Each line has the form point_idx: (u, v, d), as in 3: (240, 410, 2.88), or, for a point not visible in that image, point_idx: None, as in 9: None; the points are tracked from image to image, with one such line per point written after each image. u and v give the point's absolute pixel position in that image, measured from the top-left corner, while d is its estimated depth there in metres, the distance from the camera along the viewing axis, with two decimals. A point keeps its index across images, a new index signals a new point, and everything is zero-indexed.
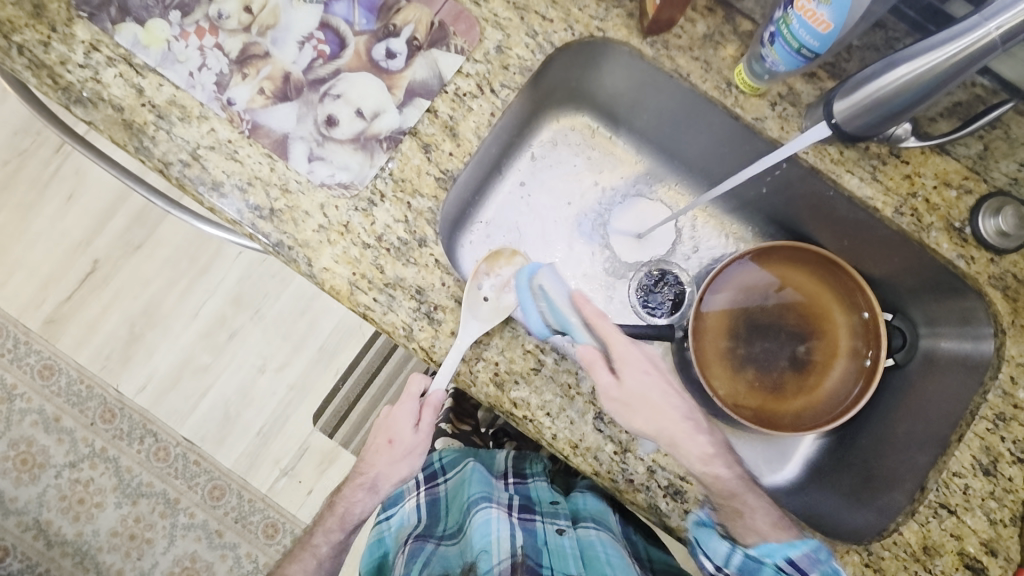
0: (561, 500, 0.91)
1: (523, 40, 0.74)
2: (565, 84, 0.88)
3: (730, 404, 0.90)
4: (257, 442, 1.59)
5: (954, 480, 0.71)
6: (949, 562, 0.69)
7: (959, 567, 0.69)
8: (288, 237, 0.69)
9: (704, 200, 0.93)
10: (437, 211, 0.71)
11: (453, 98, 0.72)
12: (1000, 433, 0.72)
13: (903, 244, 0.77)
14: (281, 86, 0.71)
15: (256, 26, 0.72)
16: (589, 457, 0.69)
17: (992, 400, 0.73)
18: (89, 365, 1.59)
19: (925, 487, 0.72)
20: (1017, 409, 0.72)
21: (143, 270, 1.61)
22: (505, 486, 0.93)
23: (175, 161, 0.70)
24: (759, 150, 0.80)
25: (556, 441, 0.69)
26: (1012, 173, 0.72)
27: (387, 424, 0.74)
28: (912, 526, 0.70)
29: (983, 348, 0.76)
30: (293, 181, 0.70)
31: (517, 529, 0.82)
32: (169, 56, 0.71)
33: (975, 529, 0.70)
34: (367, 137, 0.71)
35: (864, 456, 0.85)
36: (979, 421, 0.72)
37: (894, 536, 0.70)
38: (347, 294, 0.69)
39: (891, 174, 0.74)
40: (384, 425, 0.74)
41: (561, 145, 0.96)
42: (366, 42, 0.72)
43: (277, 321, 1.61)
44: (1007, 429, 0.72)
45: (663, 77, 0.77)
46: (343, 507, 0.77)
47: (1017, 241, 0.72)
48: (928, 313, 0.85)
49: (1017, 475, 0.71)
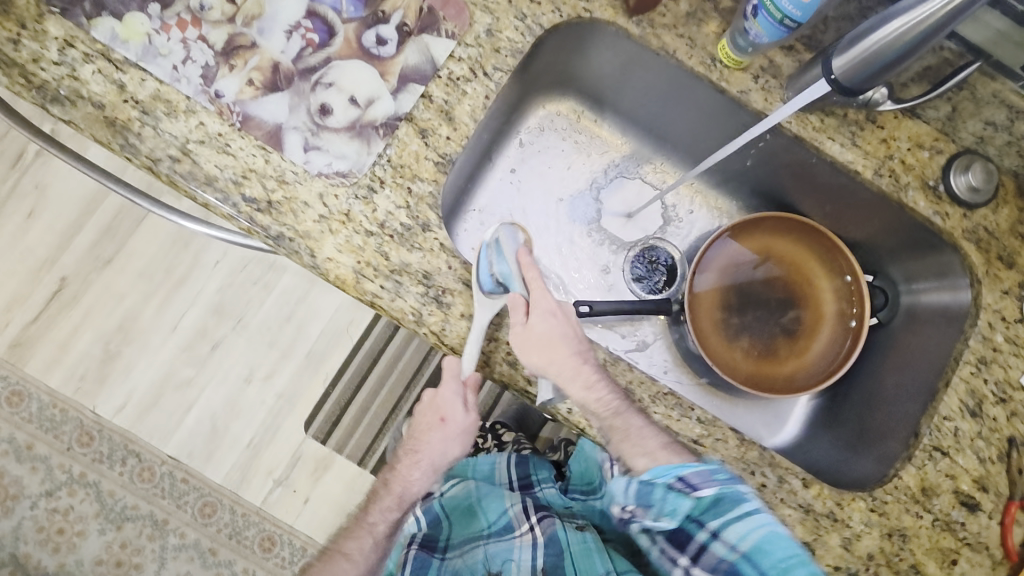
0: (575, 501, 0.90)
1: (513, 23, 0.75)
2: (553, 68, 0.89)
3: (728, 371, 0.93)
4: (247, 454, 1.55)
5: (945, 423, 0.75)
6: (946, 501, 0.73)
7: (955, 505, 0.73)
8: (288, 229, 0.68)
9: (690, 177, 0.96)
10: (438, 195, 0.71)
11: (447, 82, 0.73)
12: (983, 375, 0.76)
13: (883, 206, 0.82)
14: (271, 76, 0.70)
15: (240, 17, 0.71)
16: (600, 430, 0.71)
17: (974, 345, 0.77)
18: (61, 388, 1.53)
19: (919, 432, 0.76)
20: (996, 351, 0.77)
21: (116, 284, 1.56)
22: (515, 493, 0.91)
23: (164, 157, 0.68)
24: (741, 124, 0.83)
25: (571, 414, 0.71)
26: (978, 132, 0.77)
27: (436, 405, 0.82)
28: (910, 470, 0.74)
29: (961, 298, 0.80)
30: (289, 172, 0.69)
31: (539, 545, 0.82)
32: (151, 49, 0.68)
33: (967, 468, 0.74)
34: (363, 124, 0.70)
35: (856, 411, 0.89)
36: (963, 365, 0.76)
37: (894, 481, 0.74)
38: (353, 283, 0.69)
39: (869, 138, 0.78)
40: (433, 405, 0.83)
41: (548, 130, 0.97)
42: (355, 29, 0.72)
43: (260, 329, 1.58)
44: (988, 372, 0.76)
45: (650, 54, 0.80)
46: (401, 488, 0.88)
47: (985, 196, 0.77)
48: (906, 270, 0.89)
49: (1001, 414, 0.75)
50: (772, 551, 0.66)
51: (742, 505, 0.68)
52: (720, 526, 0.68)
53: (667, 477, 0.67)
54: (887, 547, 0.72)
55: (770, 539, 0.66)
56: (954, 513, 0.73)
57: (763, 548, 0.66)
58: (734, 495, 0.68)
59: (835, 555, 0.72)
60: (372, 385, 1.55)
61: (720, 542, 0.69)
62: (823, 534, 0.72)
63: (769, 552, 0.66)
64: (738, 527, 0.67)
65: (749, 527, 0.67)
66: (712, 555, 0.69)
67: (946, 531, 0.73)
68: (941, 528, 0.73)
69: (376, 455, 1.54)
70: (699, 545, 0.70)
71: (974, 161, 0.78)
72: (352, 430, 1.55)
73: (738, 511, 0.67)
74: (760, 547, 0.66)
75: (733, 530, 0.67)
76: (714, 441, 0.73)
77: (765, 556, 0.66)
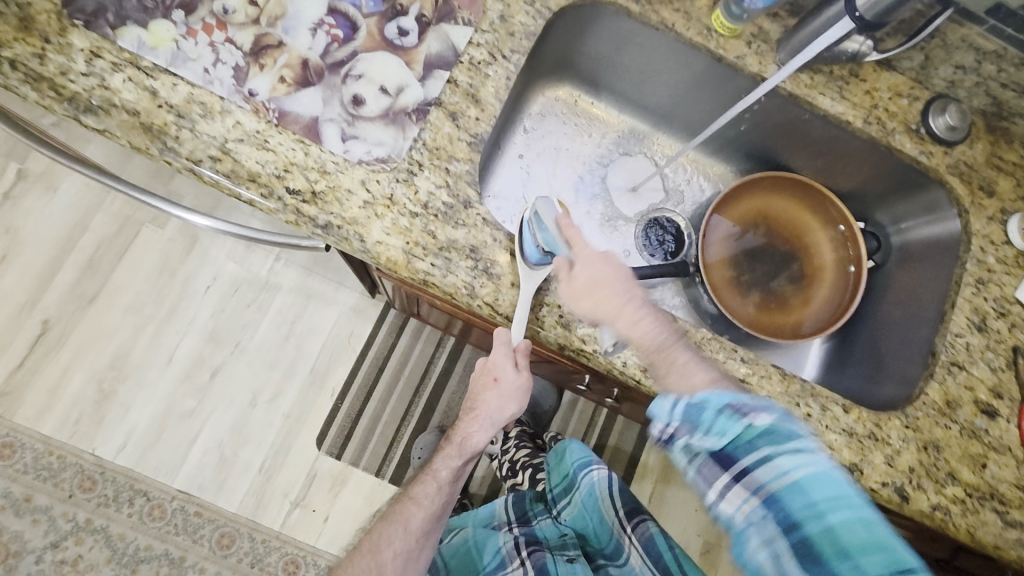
0: (566, 531, 1.07)
1: (524, 8, 0.80)
2: (554, 55, 0.94)
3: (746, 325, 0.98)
4: (261, 479, 1.49)
5: (958, 340, 0.82)
6: (969, 411, 0.79)
7: (977, 414, 0.79)
8: (335, 217, 0.70)
9: (689, 147, 1.01)
10: (474, 173, 0.74)
11: (469, 67, 0.76)
12: (983, 294, 0.83)
13: (873, 152, 0.89)
14: (301, 72, 0.72)
15: (265, 18, 0.72)
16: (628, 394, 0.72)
17: (971, 268, 0.84)
18: (56, 434, 1.44)
19: (936, 350, 0.82)
20: (991, 272, 0.85)
21: (105, 320, 1.49)
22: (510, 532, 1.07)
23: (204, 158, 0.68)
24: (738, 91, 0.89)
25: (627, 368, 0.73)
26: (949, 76, 0.86)
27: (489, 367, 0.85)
28: (934, 385, 0.80)
29: (952, 228, 0.88)
30: (330, 162, 0.70)
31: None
32: (180, 55, 0.69)
33: (982, 378, 0.81)
34: (396, 111, 0.73)
35: (868, 346, 0.96)
36: (965, 287, 0.84)
37: (922, 397, 0.80)
38: (404, 264, 0.71)
39: (855, 91, 0.86)
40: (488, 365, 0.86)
41: (550, 116, 1.01)
42: (377, 23, 0.75)
43: (261, 350, 1.53)
44: (987, 290, 0.84)
45: (649, 31, 0.85)
46: (460, 442, 0.93)
47: (961, 133, 0.85)
48: (894, 212, 0.98)
49: (1003, 327, 0.83)
50: (817, 498, 0.60)
51: (799, 439, 0.62)
52: (779, 484, 0.61)
53: (721, 402, 0.64)
54: (925, 459, 0.77)
55: (822, 483, 0.60)
56: (978, 422, 0.79)
57: (808, 496, 0.60)
58: (795, 440, 0.62)
59: (880, 472, 0.76)
60: (383, 392, 1.53)
61: (761, 481, 0.62)
62: (866, 455, 0.76)
63: (820, 489, 0.60)
64: (789, 472, 0.61)
65: (800, 470, 0.61)
66: (758, 512, 0.62)
67: (974, 439, 0.79)
68: (970, 436, 0.79)
69: (396, 463, 1.52)
70: (739, 469, 0.64)
71: (948, 105, 0.86)
72: (368, 441, 1.52)
73: (795, 458, 0.61)
74: (803, 492, 0.60)
75: (783, 473, 0.61)
76: (757, 378, 0.78)
77: (812, 509, 0.60)
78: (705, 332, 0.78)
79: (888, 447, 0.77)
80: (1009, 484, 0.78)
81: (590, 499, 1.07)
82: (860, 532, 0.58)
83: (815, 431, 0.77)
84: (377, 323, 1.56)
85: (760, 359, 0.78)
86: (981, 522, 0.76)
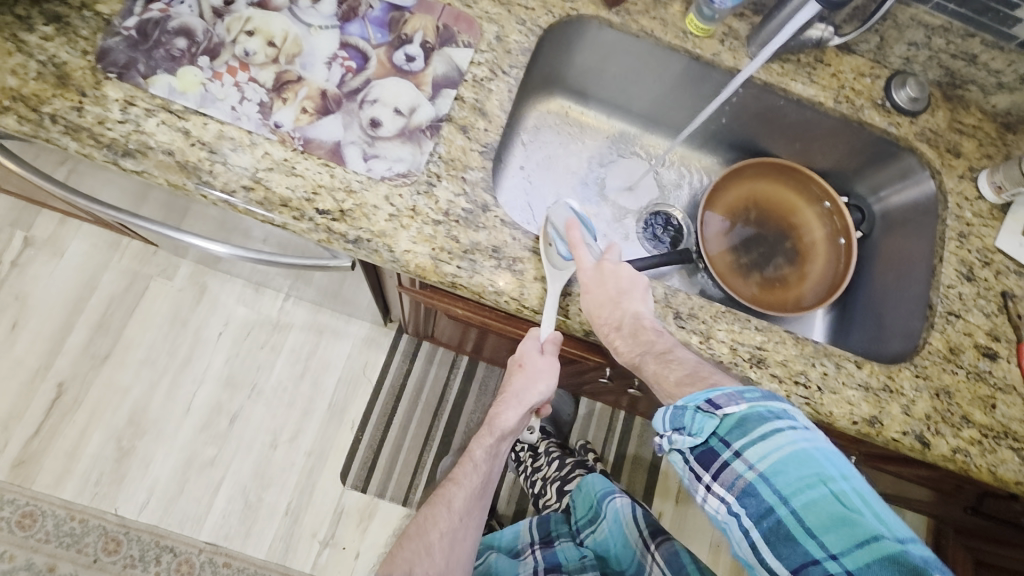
0: (587, 552, 1.01)
1: (516, 27, 0.87)
2: (544, 71, 1.01)
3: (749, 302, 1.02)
4: (288, 522, 1.47)
5: (950, 291, 0.87)
6: (971, 355, 0.85)
7: (979, 357, 0.85)
8: (364, 232, 0.74)
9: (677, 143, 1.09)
10: (489, 179, 0.80)
11: (473, 84, 0.83)
12: (966, 246, 0.90)
13: (847, 128, 0.97)
14: (321, 102, 0.77)
15: (283, 56, 0.78)
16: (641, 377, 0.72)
17: (952, 223, 0.91)
18: (76, 498, 1.42)
19: (933, 303, 0.88)
20: (970, 226, 0.91)
21: (118, 378, 1.50)
22: (533, 554, 1.02)
23: (238, 188, 0.73)
24: (717, 86, 0.97)
25: None
26: (904, 53, 0.96)
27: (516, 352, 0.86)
28: (936, 334, 0.85)
29: (928, 190, 0.95)
30: (355, 181, 0.75)
31: None
32: (208, 96, 0.75)
33: (978, 324, 0.86)
34: (411, 129, 0.78)
35: (868, 310, 1.02)
36: (950, 241, 0.90)
37: (927, 346, 0.85)
38: (432, 268, 0.75)
39: (822, 75, 0.95)
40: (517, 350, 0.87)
41: (545, 128, 1.08)
42: (386, 52, 0.81)
43: (277, 391, 1.53)
44: (969, 243, 0.90)
45: (631, 39, 0.93)
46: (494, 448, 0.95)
47: (922, 103, 0.94)
48: (871, 183, 1.05)
49: (989, 274, 0.89)
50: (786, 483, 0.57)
51: (773, 422, 0.60)
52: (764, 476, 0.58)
53: (695, 400, 0.63)
54: (938, 405, 0.81)
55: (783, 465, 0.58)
56: (981, 364, 0.84)
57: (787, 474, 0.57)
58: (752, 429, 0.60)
59: (900, 422, 0.80)
60: (403, 419, 1.56)
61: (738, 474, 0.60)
62: (885, 406, 0.80)
63: (785, 473, 0.57)
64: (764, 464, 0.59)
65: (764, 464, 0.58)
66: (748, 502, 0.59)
67: (980, 380, 0.83)
68: (975, 379, 0.83)
69: (422, 489, 1.52)
70: (721, 463, 0.61)
71: (906, 80, 0.95)
72: (393, 470, 1.53)
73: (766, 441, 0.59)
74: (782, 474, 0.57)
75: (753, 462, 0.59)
76: (774, 344, 0.81)
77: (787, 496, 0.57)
78: (719, 305, 0.82)
79: (902, 398, 0.81)
80: (1019, 421, 0.83)
81: (616, 525, 1.02)
82: (831, 506, 0.55)
83: (833, 389, 0.81)
84: (390, 351, 1.59)
85: (773, 326, 0.82)
86: (1000, 461, 0.80)
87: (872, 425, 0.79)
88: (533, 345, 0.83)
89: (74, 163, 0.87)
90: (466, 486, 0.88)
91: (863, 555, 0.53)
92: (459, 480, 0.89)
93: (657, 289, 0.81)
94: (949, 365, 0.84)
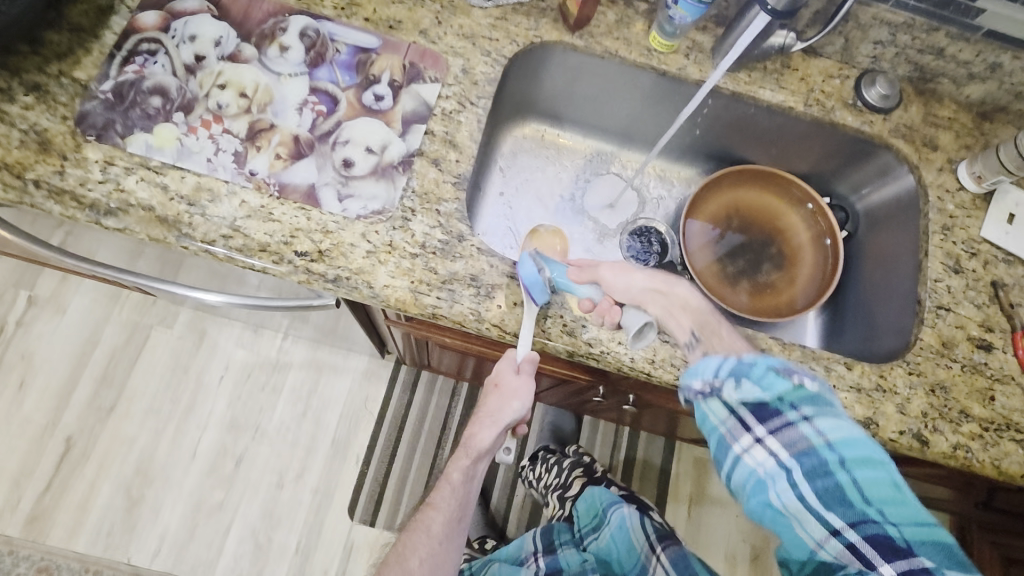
0: (589, 556, 0.99)
1: (482, 59, 0.88)
2: (515, 98, 1.03)
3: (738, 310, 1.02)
4: (299, 560, 1.46)
5: (938, 285, 0.87)
6: (965, 348, 0.83)
7: (974, 349, 0.84)
8: (342, 270, 0.75)
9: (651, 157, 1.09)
10: (463, 209, 0.80)
11: (443, 117, 0.84)
12: (951, 239, 0.89)
13: (820, 130, 0.97)
14: (294, 147, 0.79)
15: (255, 106, 0.81)
16: None
17: (934, 217, 0.91)
18: (89, 551, 1.43)
19: (921, 298, 0.87)
20: (953, 218, 0.91)
21: (124, 429, 1.51)
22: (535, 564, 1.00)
23: (217, 237, 0.74)
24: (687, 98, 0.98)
25: (636, 363, 0.77)
26: (871, 52, 0.96)
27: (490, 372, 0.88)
28: (927, 330, 0.84)
29: (908, 185, 0.95)
30: (331, 222, 0.77)
31: None
32: (184, 150, 0.77)
33: (970, 316, 0.85)
34: (383, 166, 0.80)
35: (860, 309, 1.00)
36: (933, 235, 0.90)
37: (919, 343, 0.84)
38: (412, 301, 0.76)
39: (790, 80, 0.95)
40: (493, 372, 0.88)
41: (521, 152, 1.10)
42: (355, 94, 0.83)
43: (280, 431, 1.54)
44: (954, 235, 0.90)
45: (596, 60, 0.94)
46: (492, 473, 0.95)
47: (893, 100, 0.94)
48: (852, 182, 1.05)
49: (977, 265, 0.89)
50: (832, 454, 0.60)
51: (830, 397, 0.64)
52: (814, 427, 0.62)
53: (770, 359, 0.64)
54: (935, 402, 0.80)
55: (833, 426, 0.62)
56: (976, 356, 0.83)
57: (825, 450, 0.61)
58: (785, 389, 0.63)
59: (896, 422, 0.78)
60: (407, 450, 1.55)
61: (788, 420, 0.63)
62: (881, 407, 0.79)
63: (855, 445, 0.61)
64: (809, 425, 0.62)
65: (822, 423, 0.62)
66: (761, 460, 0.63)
67: (977, 373, 0.82)
68: (972, 371, 0.82)
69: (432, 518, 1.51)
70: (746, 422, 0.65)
71: (875, 78, 0.95)
72: (401, 502, 1.52)
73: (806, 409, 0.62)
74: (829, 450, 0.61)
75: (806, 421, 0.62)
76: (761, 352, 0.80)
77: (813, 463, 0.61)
78: None
79: (898, 397, 0.80)
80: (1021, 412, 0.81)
81: (620, 532, 1.01)
82: (889, 487, 0.60)
83: None
84: (391, 382, 1.60)
85: (759, 335, 0.81)
86: (1004, 454, 0.78)
87: (869, 427, 0.78)
88: (508, 365, 0.83)
89: (69, 226, 0.90)
90: (444, 511, 0.89)
91: (921, 531, 0.58)
92: (437, 505, 0.90)
93: None
94: (944, 359, 0.82)
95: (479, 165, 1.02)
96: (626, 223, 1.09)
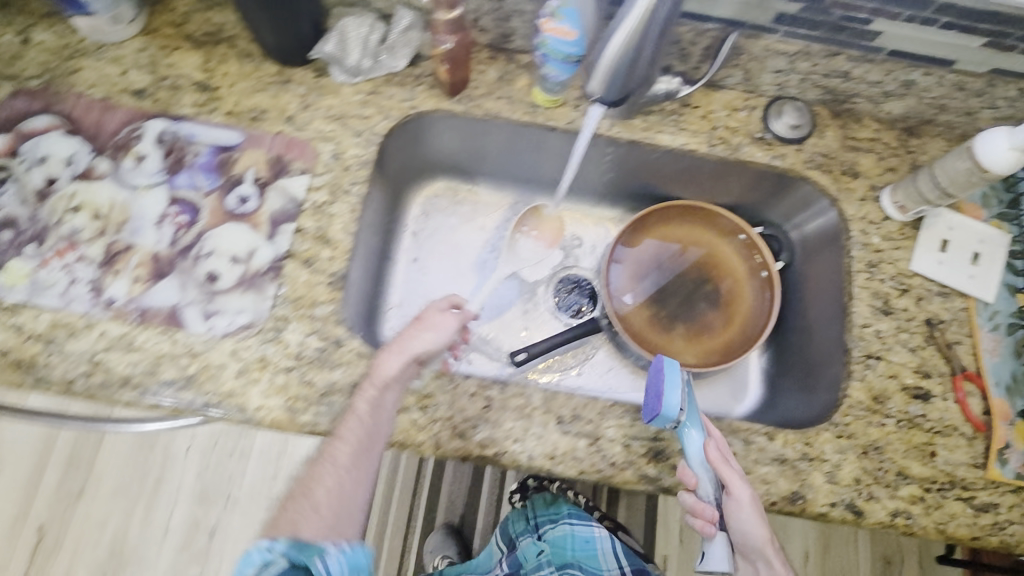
0: (544, 549, 1.02)
1: (353, 140, 0.83)
2: (411, 163, 0.98)
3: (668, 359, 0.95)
4: None
5: (866, 330, 0.82)
6: (900, 400, 0.79)
7: (909, 401, 0.79)
8: (212, 395, 0.71)
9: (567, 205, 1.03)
10: (340, 311, 0.76)
11: (313, 211, 0.79)
12: (878, 277, 0.85)
13: (731, 168, 0.92)
14: (154, 266, 0.75)
15: (112, 226, 0.76)
16: None
17: (859, 254, 0.86)
18: None
19: (849, 346, 0.82)
20: (880, 254, 0.86)
21: (94, 513, 1.50)
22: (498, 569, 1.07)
23: (76, 376, 0.70)
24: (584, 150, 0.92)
25: (534, 460, 0.73)
26: (774, 81, 0.89)
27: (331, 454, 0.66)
28: (856, 384, 0.80)
29: (832, 218, 0.90)
30: (198, 343, 0.73)
31: None
32: (38, 285, 0.73)
33: (904, 363, 0.81)
34: (251, 275, 0.76)
35: (796, 351, 0.94)
36: (858, 274, 0.85)
37: (846, 398, 0.79)
38: (289, 421, 0.71)
39: (691, 119, 0.90)
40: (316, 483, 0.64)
41: (433, 213, 1.04)
42: (217, 198, 0.79)
43: (252, 497, 1.52)
44: (881, 272, 0.85)
45: (482, 123, 0.89)
46: None
47: (804, 129, 0.90)
48: (779, 211, 0.98)
49: (909, 303, 0.84)
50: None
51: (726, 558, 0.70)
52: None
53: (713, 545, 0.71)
54: (869, 465, 0.76)
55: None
56: (912, 408, 0.79)
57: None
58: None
59: (826, 494, 0.74)
60: None
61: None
62: (806, 478, 0.75)
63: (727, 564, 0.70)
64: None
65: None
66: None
67: (913, 427, 0.78)
68: (908, 426, 0.78)
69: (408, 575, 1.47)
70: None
71: (783, 106, 0.91)
72: None
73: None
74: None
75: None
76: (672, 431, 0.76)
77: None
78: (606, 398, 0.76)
79: (829, 464, 0.75)
80: (968, 466, 0.77)
81: (580, 537, 1.03)
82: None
83: (746, 469, 0.75)
84: None
85: None
86: (950, 517, 0.75)
87: (798, 502, 0.74)
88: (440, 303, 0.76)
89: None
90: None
91: None
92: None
93: (536, 394, 0.76)
94: (877, 416, 0.78)
95: (382, 239, 0.97)
96: (552, 274, 1.03)
